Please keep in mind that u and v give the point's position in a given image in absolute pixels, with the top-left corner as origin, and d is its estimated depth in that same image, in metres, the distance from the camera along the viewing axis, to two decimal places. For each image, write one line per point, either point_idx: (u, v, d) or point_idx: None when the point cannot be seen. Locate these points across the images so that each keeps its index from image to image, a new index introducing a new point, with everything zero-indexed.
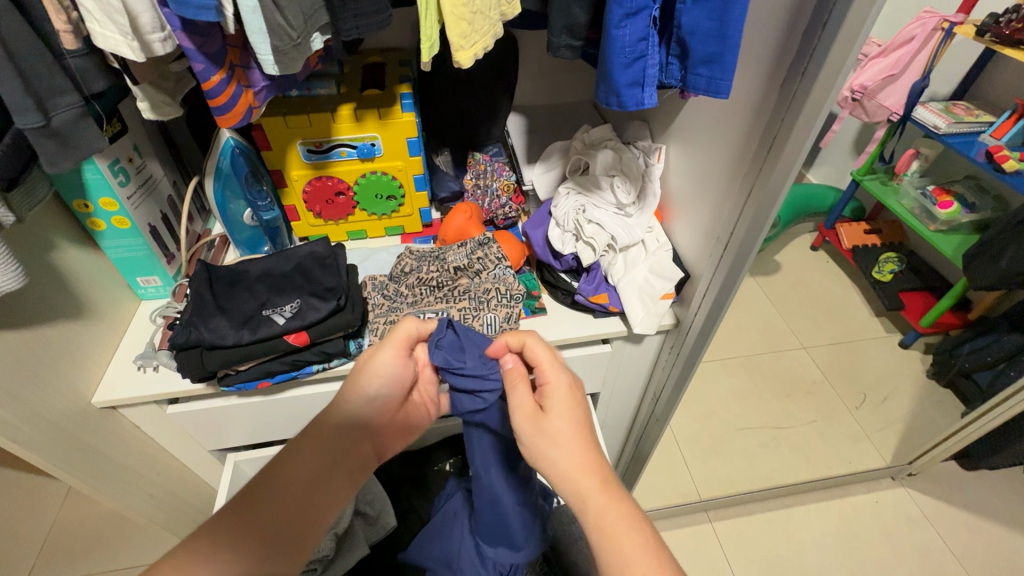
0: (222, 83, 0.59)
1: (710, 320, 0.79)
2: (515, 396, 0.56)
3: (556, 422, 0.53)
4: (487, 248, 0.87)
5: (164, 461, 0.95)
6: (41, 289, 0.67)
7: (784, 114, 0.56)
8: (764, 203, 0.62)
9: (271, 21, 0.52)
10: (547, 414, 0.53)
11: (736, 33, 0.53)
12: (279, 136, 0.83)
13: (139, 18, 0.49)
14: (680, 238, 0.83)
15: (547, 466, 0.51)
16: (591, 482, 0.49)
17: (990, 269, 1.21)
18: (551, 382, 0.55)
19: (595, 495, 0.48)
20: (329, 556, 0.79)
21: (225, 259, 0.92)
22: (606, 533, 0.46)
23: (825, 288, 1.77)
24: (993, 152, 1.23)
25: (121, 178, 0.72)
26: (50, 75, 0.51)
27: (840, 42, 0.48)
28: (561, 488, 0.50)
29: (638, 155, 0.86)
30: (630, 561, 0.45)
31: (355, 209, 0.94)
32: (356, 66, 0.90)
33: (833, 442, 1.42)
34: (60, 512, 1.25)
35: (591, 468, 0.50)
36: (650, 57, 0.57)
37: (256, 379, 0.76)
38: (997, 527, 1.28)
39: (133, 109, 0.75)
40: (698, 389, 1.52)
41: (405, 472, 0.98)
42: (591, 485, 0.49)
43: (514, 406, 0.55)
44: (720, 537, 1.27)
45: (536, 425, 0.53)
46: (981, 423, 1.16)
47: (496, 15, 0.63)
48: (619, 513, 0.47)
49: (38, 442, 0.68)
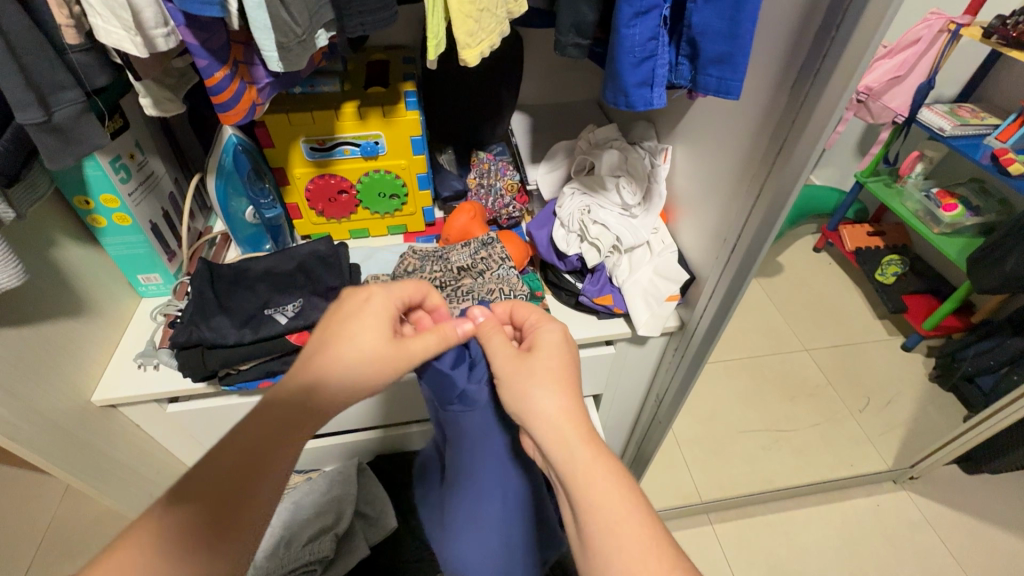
0: (226, 79, 0.58)
1: (715, 323, 0.78)
2: (494, 342, 0.56)
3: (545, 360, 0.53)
4: (490, 249, 0.86)
5: (162, 460, 0.94)
6: (41, 286, 0.66)
7: (795, 116, 0.56)
8: (774, 204, 0.61)
9: (276, 17, 0.51)
10: (528, 360, 0.53)
11: (747, 34, 0.52)
12: (283, 133, 0.82)
13: (142, 12, 0.49)
14: (686, 239, 0.83)
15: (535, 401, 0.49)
16: (577, 432, 0.47)
17: (995, 271, 1.19)
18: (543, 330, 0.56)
19: (577, 447, 0.46)
20: (329, 557, 0.79)
21: (226, 257, 0.91)
22: (589, 451, 0.46)
23: (830, 291, 1.76)
24: (999, 155, 1.22)
25: (123, 175, 0.71)
26: (52, 70, 0.50)
27: (856, 42, 0.47)
28: (548, 432, 0.48)
29: (643, 155, 0.85)
30: (612, 503, 0.43)
31: (357, 207, 0.93)
32: (360, 63, 0.90)
33: (836, 444, 1.41)
34: (57, 513, 1.24)
35: (566, 406, 0.49)
36: (660, 57, 0.56)
37: (258, 379, 0.75)
38: (999, 532, 1.28)
39: (134, 105, 0.75)
40: (700, 392, 1.51)
41: (405, 474, 0.97)
42: (565, 425, 0.48)
43: (495, 345, 0.55)
44: (721, 541, 1.26)
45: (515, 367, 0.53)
46: (985, 427, 1.15)
47: (503, 13, 0.63)
48: (599, 466, 0.45)
49: (34, 439, 0.67)
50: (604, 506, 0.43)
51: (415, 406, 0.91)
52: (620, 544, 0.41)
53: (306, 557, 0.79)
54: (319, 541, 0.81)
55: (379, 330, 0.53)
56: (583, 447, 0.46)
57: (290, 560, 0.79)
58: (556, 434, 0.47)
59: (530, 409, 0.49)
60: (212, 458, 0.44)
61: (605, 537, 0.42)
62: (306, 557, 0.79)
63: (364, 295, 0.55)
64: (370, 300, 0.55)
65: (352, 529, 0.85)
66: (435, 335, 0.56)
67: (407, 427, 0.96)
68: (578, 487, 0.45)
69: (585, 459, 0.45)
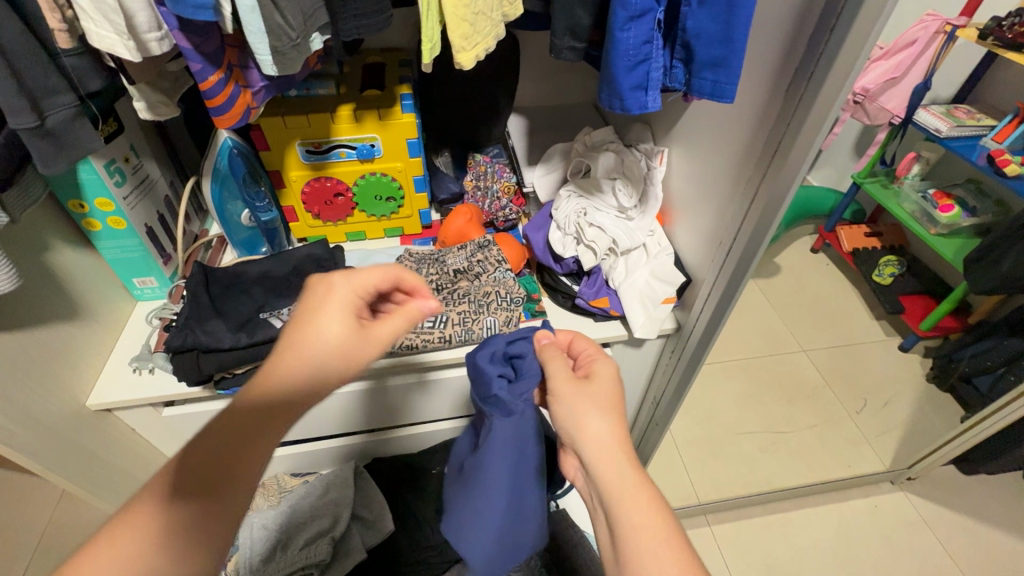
0: (220, 83, 0.58)
1: (711, 326, 0.78)
2: (553, 365, 0.55)
3: (598, 390, 0.52)
4: (487, 251, 0.86)
5: (158, 464, 0.94)
6: (36, 291, 0.66)
7: (790, 120, 0.56)
8: (770, 206, 0.61)
9: (270, 21, 0.51)
10: (585, 384, 0.52)
11: (741, 38, 0.52)
12: (278, 136, 0.82)
13: (135, 16, 0.49)
14: (682, 242, 0.83)
15: (582, 423, 0.49)
16: (623, 458, 0.47)
17: (991, 272, 1.20)
18: (600, 361, 0.55)
19: (624, 469, 0.46)
20: (325, 560, 0.80)
21: (222, 260, 0.91)
22: (617, 478, 0.46)
23: (827, 292, 1.77)
24: (994, 156, 1.22)
25: (117, 178, 0.71)
26: (45, 75, 0.50)
27: (849, 46, 0.47)
28: (590, 452, 0.48)
29: (640, 157, 0.85)
30: (650, 525, 0.43)
31: (354, 210, 0.93)
32: (356, 65, 0.90)
33: (833, 445, 1.41)
34: (53, 517, 1.24)
35: (617, 433, 0.49)
36: (654, 61, 0.56)
37: (253, 383, 0.75)
38: (996, 532, 1.28)
39: (129, 108, 0.75)
40: (698, 393, 1.51)
41: (402, 477, 0.97)
42: (614, 451, 0.47)
43: (553, 369, 0.55)
44: (719, 542, 1.26)
45: (575, 389, 0.52)
46: (982, 428, 1.15)
47: (498, 16, 0.63)
48: (642, 497, 0.45)
49: (29, 444, 0.67)
50: (642, 528, 0.43)
51: (429, 406, 0.95)
52: (658, 565, 0.41)
53: (303, 561, 0.79)
54: (315, 544, 0.81)
55: (347, 319, 0.48)
56: (618, 473, 0.46)
57: (287, 563, 0.80)
58: (603, 461, 0.47)
59: (584, 430, 0.49)
60: (196, 455, 0.40)
61: (641, 556, 0.42)
62: (302, 560, 0.79)
63: (327, 283, 0.50)
64: (332, 290, 0.49)
65: (349, 532, 0.86)
66: (401, 317, 0.52)
67: (420, 427, 0.99)
68: (617, 508, 0.45)
69: (620, 485, 0.45)
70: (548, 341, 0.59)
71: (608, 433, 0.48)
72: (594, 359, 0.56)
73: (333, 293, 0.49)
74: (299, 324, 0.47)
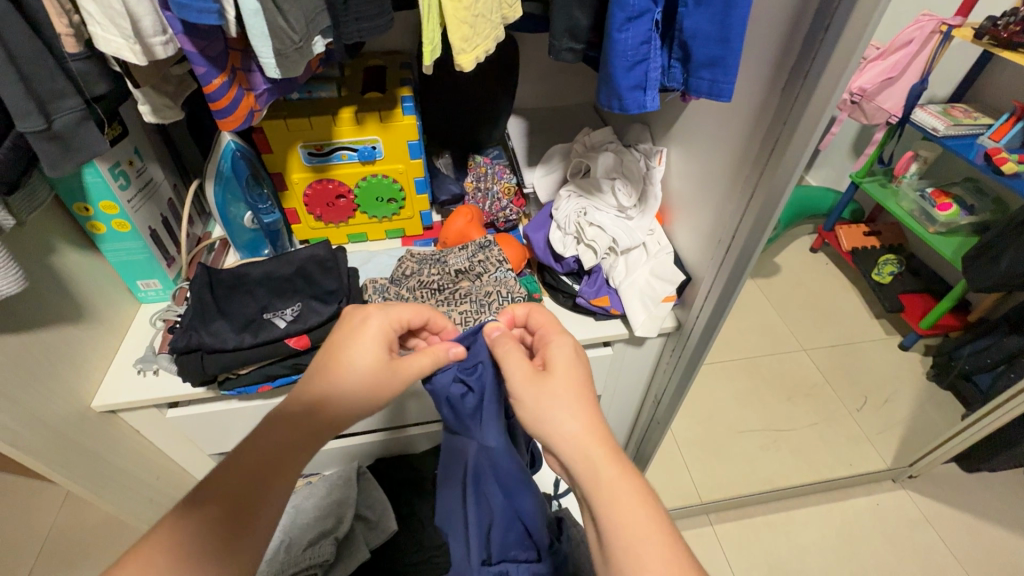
0: (224, 86, 0.59)
1: (711, 324, 0.79)
2: (509, 362, 0.53)
3: (560, 384, 0.50)
4: (487, 251, 0.87)
5: (162, 465, 0.94)
6: (42, 293, 0.67)
7: (786, 118, 0.56)
8: (767, 204, 0.62)
9: (273, 24, 0.52)
10: (543, 379, 0.51)
11: (738, 38, 0.53)
12: (280, 139, 0.82)
13: (140, 21, 0.49)
14: (681, 240, 0.83)
15: (553, 418, 0.48)
16: (593, 447, 0.47)
17: (990, 270, 1.20)
18: (556, 343, 0.54)
19: (592, 456, 0.47)
20: (329, 561, 0.79)
21: (225, 262, 0.92)
22: (595, 466, 0.46)
23: (827, 291, 1.77)
24: (991, 154, 1.23)
25: (122, 181, 0.72)
26: (51, 79, 0.51)
27: (843, 44, 0.48)
28: (562, 450, 0.48)
29: (639, 157, 0.86)
30: (628, 516, 0.44)
31: (355, 211, 0.94)
32: (357, 68, 0.90)
33: (835, 444, 1.42)
34: (58, 519, 1.24)
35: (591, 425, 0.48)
36: (653, 61, 0.57)
37: (258, 383, 0.75)
38: (999, 530, 1.28)
39: (133, 112, 0.75)
40: (699, 392, 1.51)
41: (405, 476, 0.98)
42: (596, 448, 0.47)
43: (512, 366, 0.53)
44: (721, 541, 1.27)
45: (535, 385, 0.51)
46: (983, 425, 1.15)
47: (497, 18, 0.63)
48: (622, 489, 0.45)
49: (34, 445, 0.67)
50: (625, 522, 0.43)
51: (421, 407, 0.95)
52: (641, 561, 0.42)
53: (307, 561, 0.79)
54: (318, 545, 0.80)
55: (376, 349, 0.55)
56: (592, 455, 0.47)
57: (290, 564, 0.79)
58: (580, 468, 0.46)
59: (550, 423, 0.48)
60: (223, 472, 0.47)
61: (628, 551, 0.42)
62: (306, 561, 0.79)
63: (364, 315, 0.56)
64: (368, 320, 0.56)
65: (352, 532, 0.85)
66: (428, 356, 0.58)
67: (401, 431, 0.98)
68: (592, 501, 0.45)
69: (591, 466, 0.46)
70: (499, 333, 0.57)
71: (579, 423, 0.48)
72: (549, 344, 0.55)
73: (368, 330, 0.55)
74: (329, 351, 0.55)
